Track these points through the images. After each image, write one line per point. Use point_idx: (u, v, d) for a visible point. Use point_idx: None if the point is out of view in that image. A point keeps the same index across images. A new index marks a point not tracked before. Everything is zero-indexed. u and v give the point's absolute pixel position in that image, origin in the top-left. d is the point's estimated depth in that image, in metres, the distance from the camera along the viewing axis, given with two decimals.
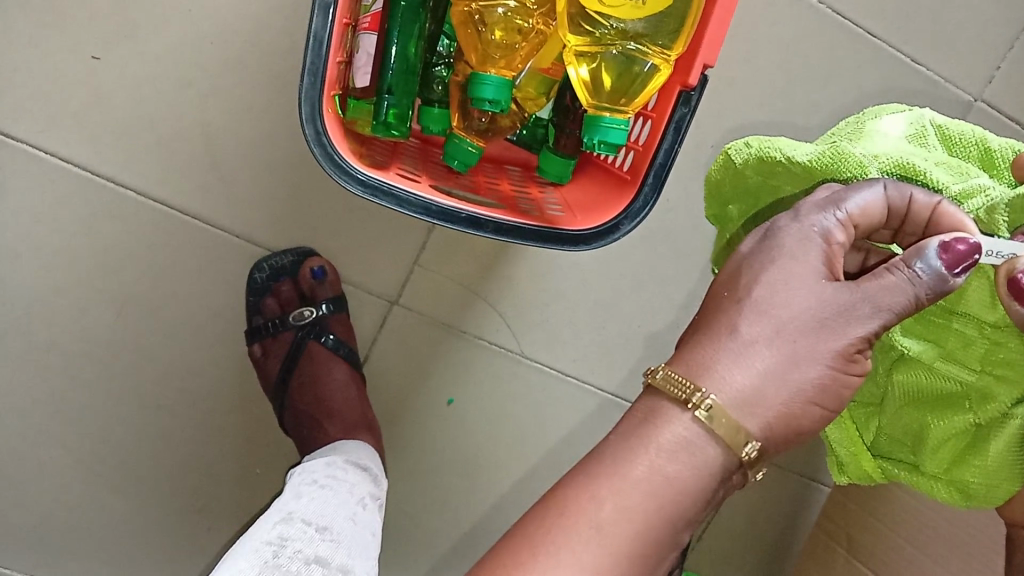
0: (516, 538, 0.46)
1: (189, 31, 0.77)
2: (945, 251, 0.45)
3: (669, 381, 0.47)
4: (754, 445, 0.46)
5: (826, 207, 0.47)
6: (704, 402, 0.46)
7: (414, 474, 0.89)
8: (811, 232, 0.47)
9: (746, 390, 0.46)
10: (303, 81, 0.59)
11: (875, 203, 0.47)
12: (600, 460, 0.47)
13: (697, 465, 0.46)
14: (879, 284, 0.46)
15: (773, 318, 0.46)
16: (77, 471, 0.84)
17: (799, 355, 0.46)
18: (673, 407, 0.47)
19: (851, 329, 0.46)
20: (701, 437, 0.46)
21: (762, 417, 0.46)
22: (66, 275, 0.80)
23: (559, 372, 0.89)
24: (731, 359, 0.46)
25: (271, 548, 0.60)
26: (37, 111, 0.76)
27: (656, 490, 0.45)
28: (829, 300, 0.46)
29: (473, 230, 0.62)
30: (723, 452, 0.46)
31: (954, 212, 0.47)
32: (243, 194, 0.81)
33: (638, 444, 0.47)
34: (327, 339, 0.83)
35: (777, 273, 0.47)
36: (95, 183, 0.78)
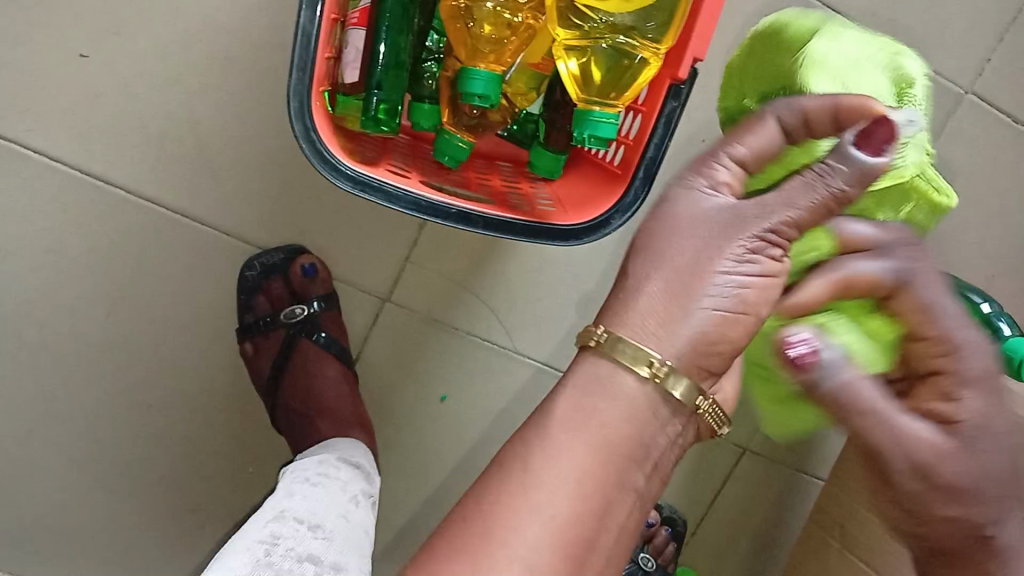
0: (464, 510, 0.44)
1: (177, 28, 0.76)
2: (863, 144, 0.44)
3: (579, 334, 0.46)
4: (663, 359, 0.43)
5: (707, 154, 0.48)
6: (599, 333, 0.45)
7: (408, 471, 0.89)
8: (689, 180, 0.47)
9: (643, 313, 0.44)
10: (293, 74, 0.59)
11: (764, 133, 0.47)
12: (535, 414, 0.46)
13: (615, 397, 0.44)
14: (784, 192, 0.44)
15: (661, 251, 0.45)
16: (69, 471, 0.84)
17: (695, 271, 0.44)
18: (581, 356, 0.46)
19: (747, 230, 0.44)
20: (613, 372, 0.44)
21: (658, 334, 0.44)
22: (56, 274, 0.79)
23: (552, 368, 0.89)
24: (620, 298, 0.46)
25: (262, 546, 0.60)
26: (25, 110, 0.76)
27: (586, 428, 0.44)
28: (720, 215, 0.45)
29: (463, 226, 0.62)
30: (640, 382, 0.44)
31: (854, 103, 0.46)
32: (234, 192, 0.80)
33: (561, 391, 0.45)
34: (319, 337, 0.82)
35: (657, 218, 0.46)
36: (84, 182, 0.78)
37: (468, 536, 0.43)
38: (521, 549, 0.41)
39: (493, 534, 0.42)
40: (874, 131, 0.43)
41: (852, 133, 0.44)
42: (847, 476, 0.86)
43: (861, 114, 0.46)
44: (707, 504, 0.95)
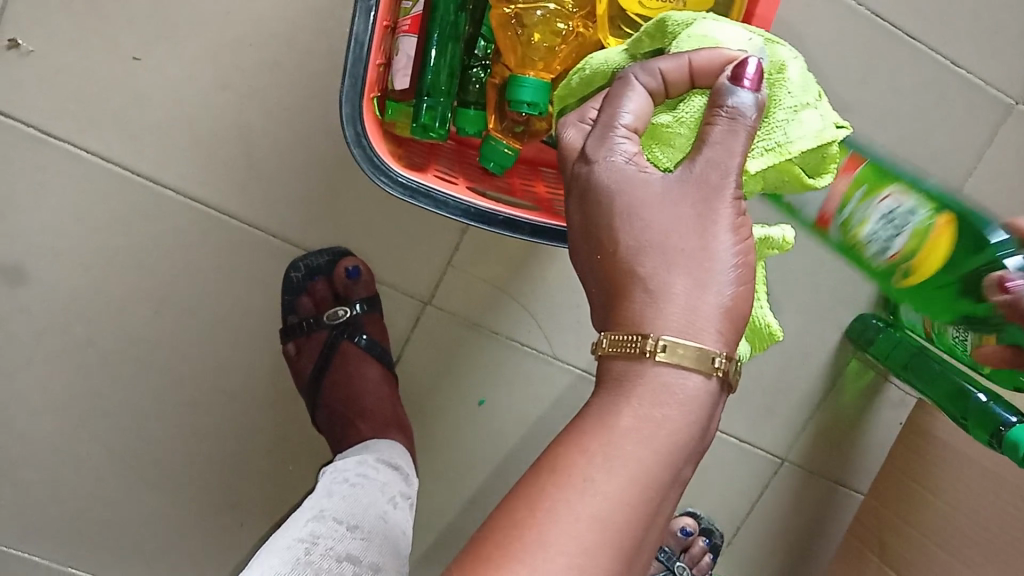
0: (505, 506, 0.39)
1: (227, 32, 0.77)
2: (739, 82, 0.40)
3: (616, 343, 0.40)
4: (721, 355, 0.39)
5: (606, 136, 0.42)
6: (658, 343, 0.39)
7: (445, 473, 0.89)
8: (622, 167, 0.41)
9: (689, 310, 0.39)
10: (345, 84, 0.60)
11: (641, 97, 0.42)
12: (583, 424, 0.40)
13: (681, 401, 0.39)
14: (713, 143, 0.40)
15: (649, 245, 0.40)
16: (115, 465, 0.86)
17: (697, 255, 0.39)
18: (628, 366, 0.40)
19: (725, 197, 0.40)
20: (674, 376, 0.39)
21: (715, 328, 0.39)
22: (107, 273, 0.81)
23: (590, 373, 0.89)
24: (638, 298, 0.40)
25: (302, 545, 0.61)
26: (80, 111, 0.77)
27: (652, 440, 0.39)
28: (679, 189, 0.40)
29: (511, 232, 0.64)
30: (700, 381, 0.40)
31: (703, 54, 0.42)
32: (279, 194, 0.81)
33: (618, 402, 0.40)
34: (360, 339, 0.83)
35: (630, 214, 0.40)
36: (135, 182, 0.79)
37: (513, 546, 0.37)
38: (575, 556, 0.37)
39: (548, 542, 0.37)
40: (751, 72, 0.40)
41: (726, 79, 0.41)
42: (888, 488, 0.85)
43: (717, 63, 0.42)
44: (743, 514, 0.94)
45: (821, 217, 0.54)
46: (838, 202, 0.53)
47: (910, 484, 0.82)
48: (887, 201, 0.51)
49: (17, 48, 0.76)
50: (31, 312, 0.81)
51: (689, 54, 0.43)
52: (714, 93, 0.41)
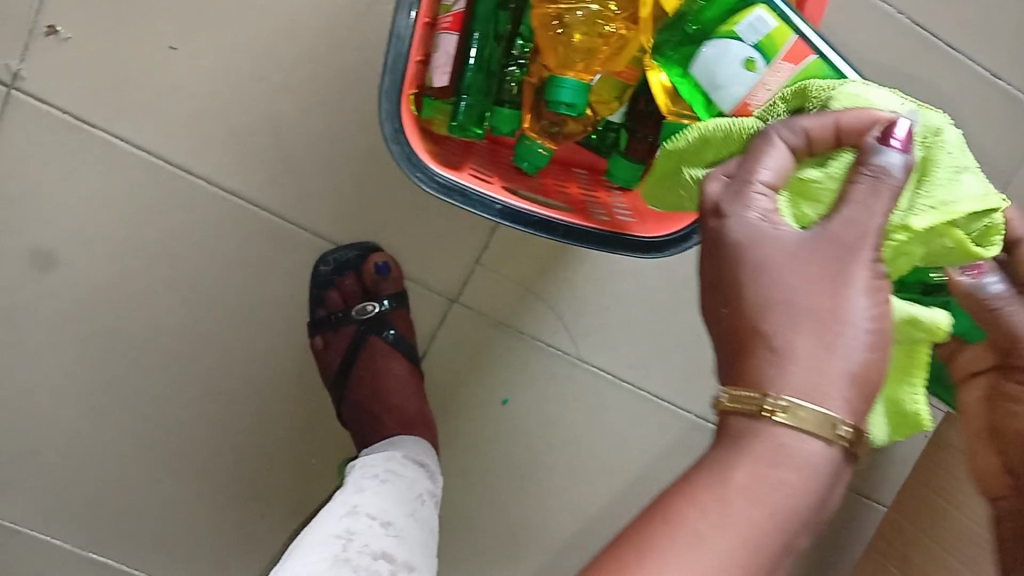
0: (617, 548, 0.39)
1: (264, 24, 0.77)
2: (886, 141, 0.39)
3: (735, 400, 0.38)
4: (846, 423, 0.37)
5: (742, 190, 0.40)
6: (778, 404, 0.37)
7: (467, 472, 0.89)
8: (756, 223, 0.40)
9: (814, 372, 0.37)
10: (384, 76, 0.60)
11: (781, 154, 0.41)
12: (695, 480, 0.38)
13: (800, 466, 0.37)
14: (854, 203, 0.38)
15: (777, 304, 0.38)
16: (139, 453, 0.86)
17: (829, 317, 0.37)
18: (747, 426, 0.38)
19: (859, 259, 0.38)
20: (794, 440, 0.37)
21: (841, 392, 0.37)
22: (136, 262, 0.81)
23: (614, 377, 0.87)
24: (759, 353, 0.38)
25: (339, 541, 0.61)
26: (116, 98, 0.77)
27: (765, 501, 0.37)
28: (812, 249, 0.38)
29: (545, 234, 0.64)
30: (821, 446, 0.37)
31: (853, 113, 0.41)
32: (311, 186, 0.81)
33: (735, 457, 0.38)
34: (388, 334, 0.83)
35: (758, 275, 0.38)
36: (168, 171, 0.79)
37: None
38: None
39: None
40: (901, 132, 0.39)
41: (872, 138, 0.39)
42: (911, 501, 0.84)
43: (863, 122, 0.40)
44: None
45: (743, 105, 0.58)
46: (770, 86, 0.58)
47: (935, 500, 0.81)
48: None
49: (56, 34, 0.76)
50: (60, 298, 0.81)
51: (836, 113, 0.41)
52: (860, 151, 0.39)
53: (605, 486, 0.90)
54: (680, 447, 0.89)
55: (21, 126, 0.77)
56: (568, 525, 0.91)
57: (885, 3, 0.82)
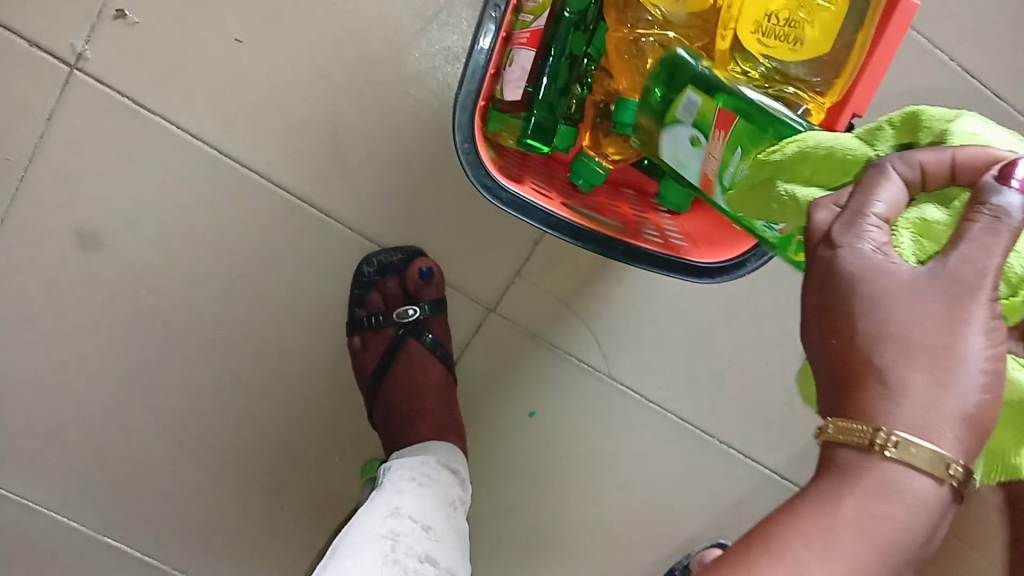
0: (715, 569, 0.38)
1: (330, 25, 0.78)
2: (1007, 182, 0.35)
3: (843, 430, 0.36)
4: (957, 462, 0.35)
5: (853, 223, 0.37)
6: (890, 439, 0.35)
7: (489, 480, 0.89)
8: (870, 258, 0.36)
9: (925, 411, 0.35)
10: (463, 86, 0.62)
11: (896, 187, 0.37)
12: (800, 506, 0.37)
13: (909, 502, 0.36)
14: (970, 241, 0.35)
15: (891, 339, 0.36)
16: (165, 439, 0.86)
17: (945, 356, 0.35)
18: (857, 458, 0.36)
19: (979, 299, 0.35)
20: (904, 475, 0.35)
21: (953, 431, 0.35)
22: (182, 248, 0.81)
23: (642, 397, 0.88)
24: (872, 389, 0.36)
25: (387, 541, 0.63)
26: (177, 87, 0.78)
27: (874, 537, 0.35)
28: (929, 285, 0.36)
29: (604, 251, 0.65)
30: (932, 484, 0.35)
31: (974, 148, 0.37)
32: (362, 186, 0.82)
33: (841, 488, 0.37)
34: (426, 338, 0.84)
35: (870, 309, 0.36)
36: (222, 161, 0.80)
37: None
38: None
39: None
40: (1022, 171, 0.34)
41: (989, 177, 0.35)
42: None
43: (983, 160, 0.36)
44: None
45: (704, 179, 0.59)
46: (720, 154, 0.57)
47: None
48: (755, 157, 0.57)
49: (123, 19, 0.76)
50: (102, 278, 0.81)
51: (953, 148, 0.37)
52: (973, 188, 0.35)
53: (625, 503, 0.91)
54: (700, 470, 0.90)
55: (79, 106, 0.78)
56: (585, 539, 0.91)
57: (937, 49, 0.82)
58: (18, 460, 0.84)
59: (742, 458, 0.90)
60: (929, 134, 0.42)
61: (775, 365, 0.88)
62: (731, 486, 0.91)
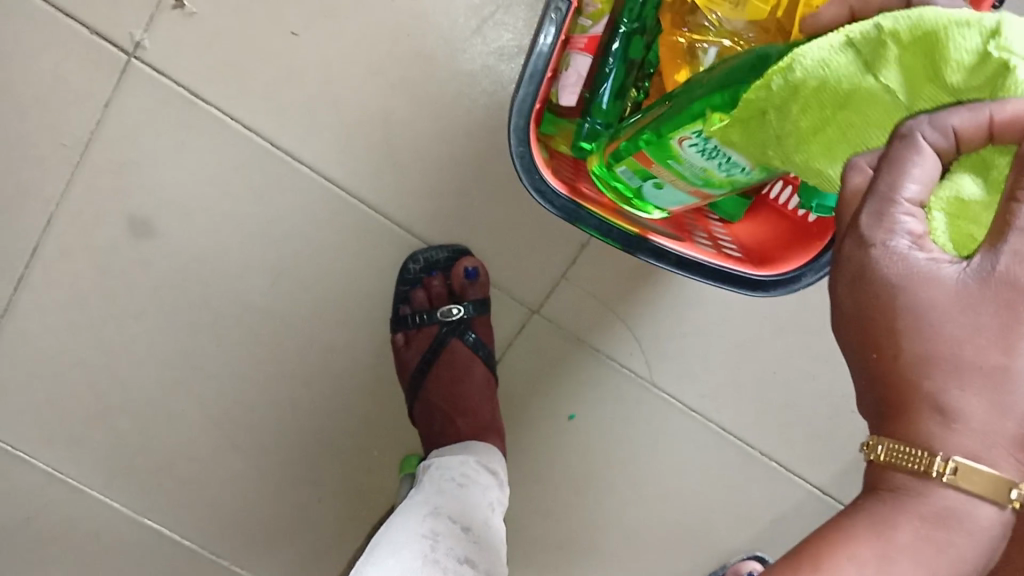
0: None
1: (386, 21, 0.78)
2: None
3: (895, 454, 0.34)
4: (1020, 486, 0.33)
5: (885, 213, 0.34)
6: (948, 464, 0.33)
7: (525, 480, 0.89)
8: (903, 259, 0.34)
9: (985, 434, 0.33)
10: (521, 88, 0.61)
11: (930, 163, 0.34)
12: (850, 529, 0.36)
13: (970, 529, 0.34)
14: (1020, 229, 0.32)
15: (939, 354, 0.33)
16: (207, 426, 0.87)
17: (1001, 373, 0.32)
18: (913, 481, 0.34)
19: None
20: (966, 503, 0.34)
21: (1016, 456, 0.33)
22: (230, 238, 0.82)
23: (684, 406, 0.87)
24: (925, 414, 0.33)
25: (427, 541, 0.63)
26: (232, 78, 0.78)
27: (933, 564, 0.34)
28: (979, 287, 0.33)
29: (656, 261, 0.64)
30: (993, 510, 0.34)
31: (1014, 106, 0.33)
32: (410, 184, 0.81)
33: (896, 512, 0.35)
34: (469, 338, 0.85)
35: (914, 318, 0.34)
36: (274, 154, 0.80)
37: None
38: None
39: None
40: None
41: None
42: None
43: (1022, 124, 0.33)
44: None
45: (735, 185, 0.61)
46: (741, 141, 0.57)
47: None
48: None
49: (182, 9, 0.77)
50: (152, 265, 0.82)
51: (991, 106, 0.34)
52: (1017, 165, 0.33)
53: (660, 511, 0.90)
54: (740, 481, 0.89)
55: (136, 95, 0.78)
56: (618, 544, 0.91)
57: None
58: (65, 440, 0.86)
59: (783, 471, 0.88)
60: (957, 70, 0.38)
61: (823, 381, 0.86)
62: (770, 499, 0.89)
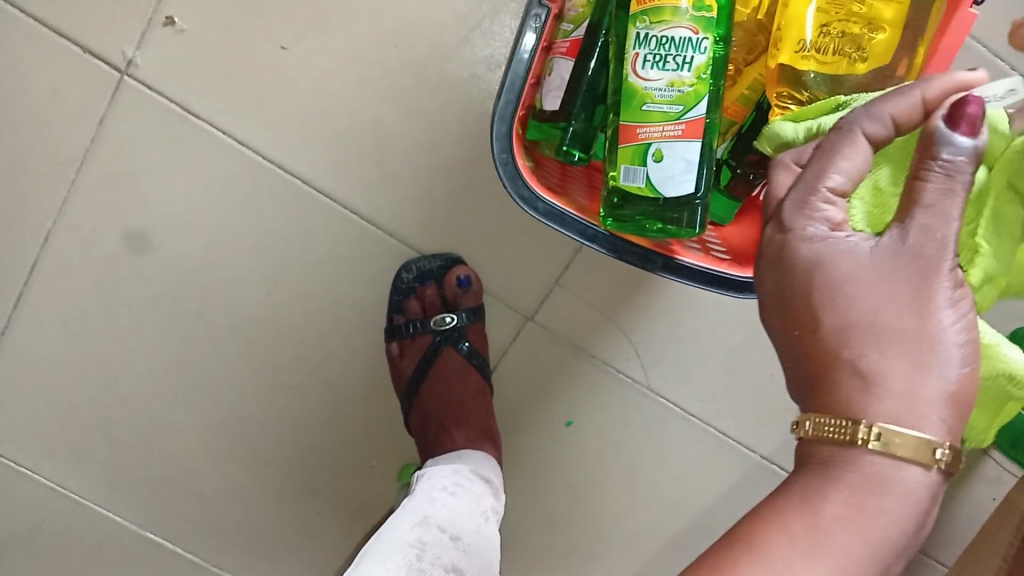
0: (708, 559, 0.41)
1: (374, 33, 0.79)
2: (956, 126, 0.38)
3: (822, 427, 0.40)
4: (944, 447, 0.38)
5: (806, 201, 0.42)
6: (872, 431, 0.38)
7: (525, 488, 0.89)
8: (821, 241, 0.41)
9: (904, 398, 0.38)
10: (502, 97, 0.62)
11: (859, 156, 0.42)
12: (785, 503, 0.40)
13: (896, 494, 0.39)
14: (925, 206, 0.38)
15: (859, 325, 0.39)
16: (206, 438, 0.87)
17: (914, 335, 0.38)
18: (840, 453, 0.39)
19: (939, 277, 0.39)
20: (893, 468, 0.39)
21: (939, 417, 0.38)
22: (224, 251, 0.83)
23: (682, 410, 0.86)
24: (848, 381, 0.39)
25: (413, 550, 0.63)
26: (223, 93, 0.79)
27: (861, 529, 0.38)
28: (890, 262, 0.39)
29: (644, 265, 0.64)
30: (921, 473, 0.39)
31: (934, 86, 0.42)
32: (403, 194, 0.82)
33: (827, 486, 0.40)
34: (463, 347, 0.85)
35: (830, 293, 0.40)
36: (266, 167, 0.81)
37: None
38: None
39: None
40: (970, 110, 0.37)
41: (940, 120, 0.38)
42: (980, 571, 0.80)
43: (944, 91, 0.42)
44: None
45: (632, 131, 0.58)
46: (677, 90, 0.57)
47: None
48: (675, 31, 0.56)
49: (172, 26, 0.78)
50: (149, 280, 0.83)
51: (920, 88, 0.42)
52: (925, 137, 0.39)
53: (661, 517, 0.89)
54: (741, 485, 0.88)
55: (130, 110, 0.79)
56: (619, 550, 0.90)
57: (1011, 69, 0.76)
58: (66, 454, 0.87)
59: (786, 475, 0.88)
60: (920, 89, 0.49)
61: None
62: None
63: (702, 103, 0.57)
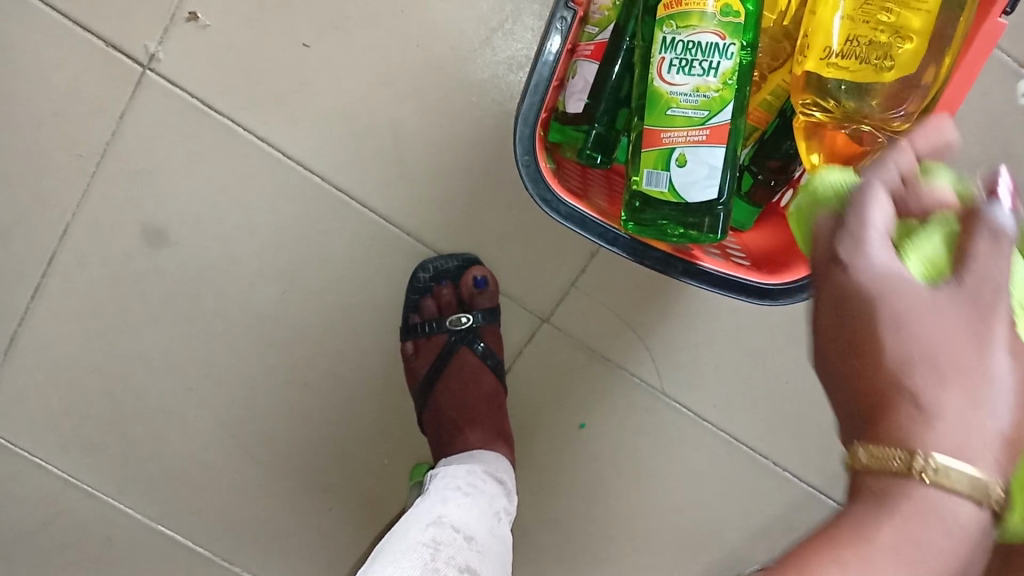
0: None
1: (396, 32, 0.79)
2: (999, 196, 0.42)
3: (875, 456, 0.36)
4: (999, 488, 0.36)
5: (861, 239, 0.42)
6: (929, 461, 0.35)
7: (536, 489, 0.89)
8: (881, 276, 0.40)
9: (961, 430, 0.36)
10: (526, 98, 0.62)
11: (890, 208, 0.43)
12: (830, 536, 0.36)
13: (950, 532, 0.35)
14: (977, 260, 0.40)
15: (919, 357, 0.38)
16: (219, 433, 0.87)
17: (974, 373, 0.37)
18: (893, 483, 0.35)
19: (996, 324, 0.39)
20: (948, 503, 0.35)
21: (994, 458, 0.36)
22: (242, 247, 0.83)
23: (696, 415, 0.86)
24: (904, 411, 0.37)
25: (428, 550, 0.63)
26: (243, 89, 0.79)
27: (912, 562, 0.34)
28: (948, 302, 0.39)
29: (663, 269, 0.63)
30: (975, 513, 0.36)
31: (906, 160, 0.46)
32: (421, 193, 0.82)
33: (877, 517, 0.35)
34: (478, 347, 0.85)
35: (888, 325, 0.39)
36: (285, 164, 0.81)
37: None
38: None
39: None
40: (1005, 184, 0.42)
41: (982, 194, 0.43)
42: None
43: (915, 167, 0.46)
44: None
45: (656, 135, 0.58)
46: (702, 95, 0.57)
47: None
48: (701, 35, 0.56)
49: (195, 21, 0.78)
50: (166, 274, 0.83)
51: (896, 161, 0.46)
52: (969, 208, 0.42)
53: (671, 522, 0.89)
54: (752, 491, 0.88)
55: (151, 106, 0.79)
56: (629, 554, 0.90)
57: None
58: (80, 446, 0.87)
59: (798, 483, 0.87)
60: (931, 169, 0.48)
61: None
62: (784, 511, 0.88)
63: (728, 108, 0.57)
